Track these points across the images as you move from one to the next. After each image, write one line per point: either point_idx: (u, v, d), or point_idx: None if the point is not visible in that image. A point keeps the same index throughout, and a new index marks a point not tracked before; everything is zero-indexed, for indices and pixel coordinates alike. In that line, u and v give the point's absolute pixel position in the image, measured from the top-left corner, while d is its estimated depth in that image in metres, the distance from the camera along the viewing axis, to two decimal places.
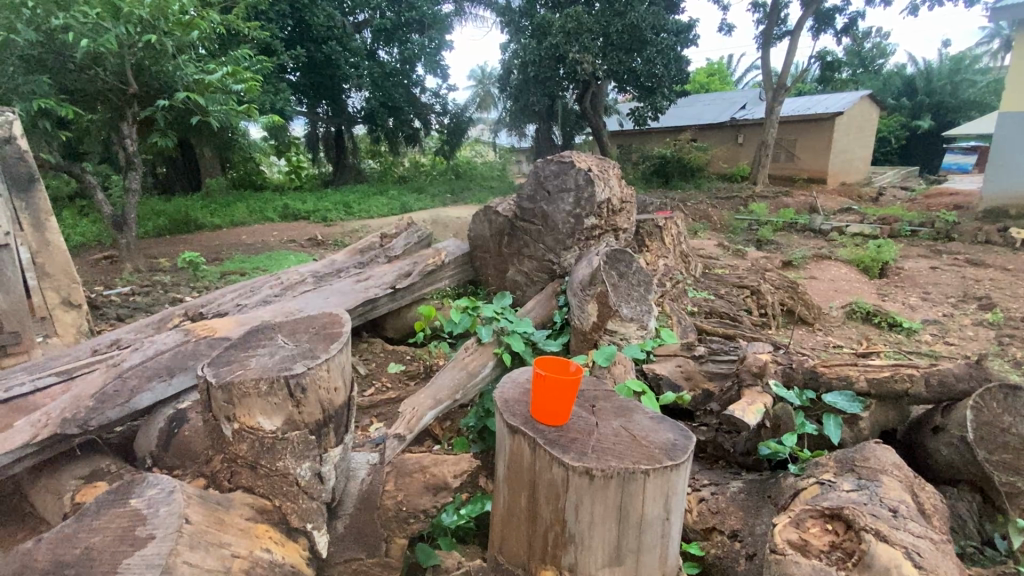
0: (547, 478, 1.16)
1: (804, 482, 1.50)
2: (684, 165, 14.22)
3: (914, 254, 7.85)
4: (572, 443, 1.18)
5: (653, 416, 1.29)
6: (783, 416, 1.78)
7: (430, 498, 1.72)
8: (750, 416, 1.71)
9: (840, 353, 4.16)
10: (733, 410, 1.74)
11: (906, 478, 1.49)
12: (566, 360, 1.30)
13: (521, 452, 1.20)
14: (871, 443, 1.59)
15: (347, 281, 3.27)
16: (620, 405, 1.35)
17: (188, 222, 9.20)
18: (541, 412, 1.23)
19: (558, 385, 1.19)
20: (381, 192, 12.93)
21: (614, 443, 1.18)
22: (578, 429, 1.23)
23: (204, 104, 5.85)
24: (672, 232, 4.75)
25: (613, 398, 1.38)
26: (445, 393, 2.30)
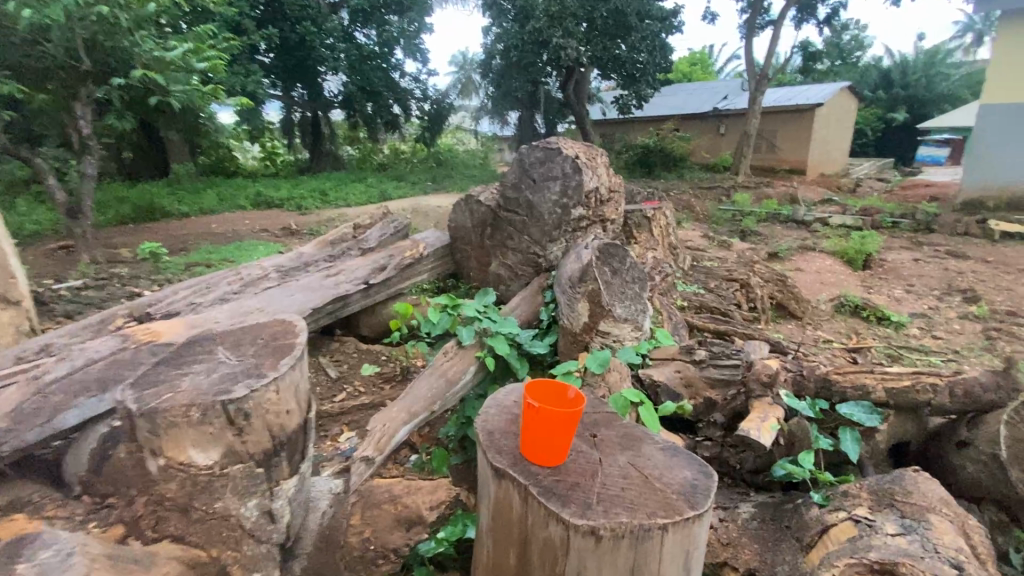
0: (543, 536, 1.01)
1: (839, 518, 1.40)
2: (667, 154, 14.11)
3: (896, 246, 7.87)
4: (572, 492, 1.03)
5: (663, 449, 1.16)
6: (799, 432, 1.62)
7: (402, 534, 1.63)
8: (769, 437, 1.48)
9: (831, 350, 4.06)
10: (748, 426, 1.51)
11: (955, 516, 1.37)
12: (564, 389, 1.15)
13: (511, 503, 1.06)
14: (911, 475, 1.46)
15: (315, 276, 2.99)
16: (625, 435, 1.21)
17: (152, 209, 8.72)
18: (534, 455, 1.08)
19: (557, 422, 1.02)
20: (359, 179, 12.50)
21: (622, 492, 1.03)
22: (579, 471, 1.09)
23: (163, 83, 5.47)
24: (660, 223, 4.57)
25: (615, 424, 1.24)
26: (422, 403, 2.07)
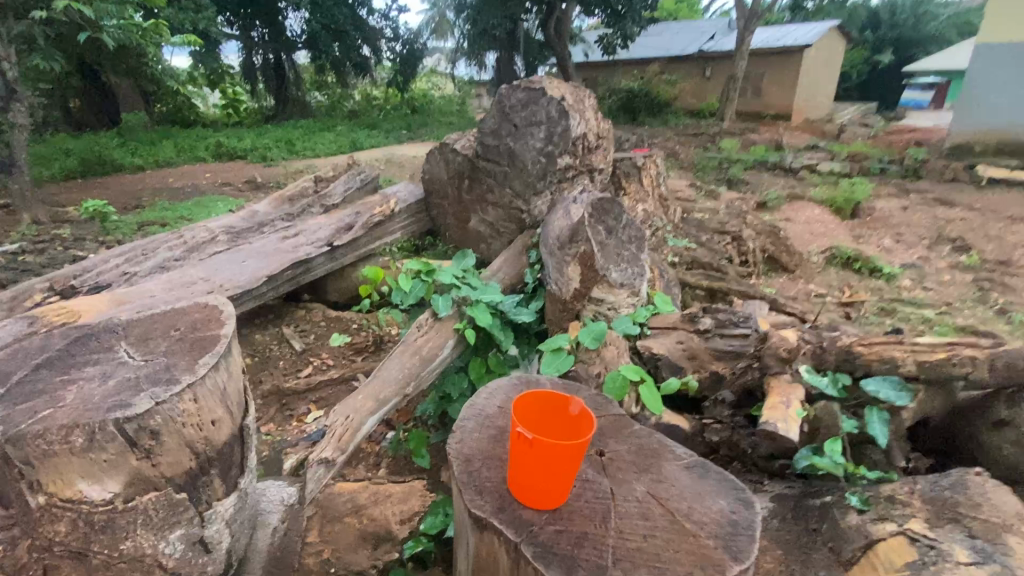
0: None
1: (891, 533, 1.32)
2: (652, 100, 13.56)
3: (884, 194, 7.73)
4: (586, 542, 1.02)
5: (690, 469, 1.17)
6: (827, 420, 1.48)
7: (368, 553, 1.54)
8: (796, 430, 1.37)
9: (825, 305, 3.92)
10: (771, 417, 1.41)
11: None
12: (565, 402, 1.11)
13: (494, 550, 1.06)
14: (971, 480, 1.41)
15: (272, 238, 2.65)
16: (643, 457, 1.20)
17: (102, 162, 8.01)
18: (538, 487, 1.04)
19: (555, 456, 0.97)
20: (328, 128, 11.75)
21: (653, 538, 1.02)
22: (585, 513, 1.07)
23: (92, 15, 4.83)
24: (651, 172, 4.26)
25: (629, 443, 1.23)
26: (393, 387, 1.83)
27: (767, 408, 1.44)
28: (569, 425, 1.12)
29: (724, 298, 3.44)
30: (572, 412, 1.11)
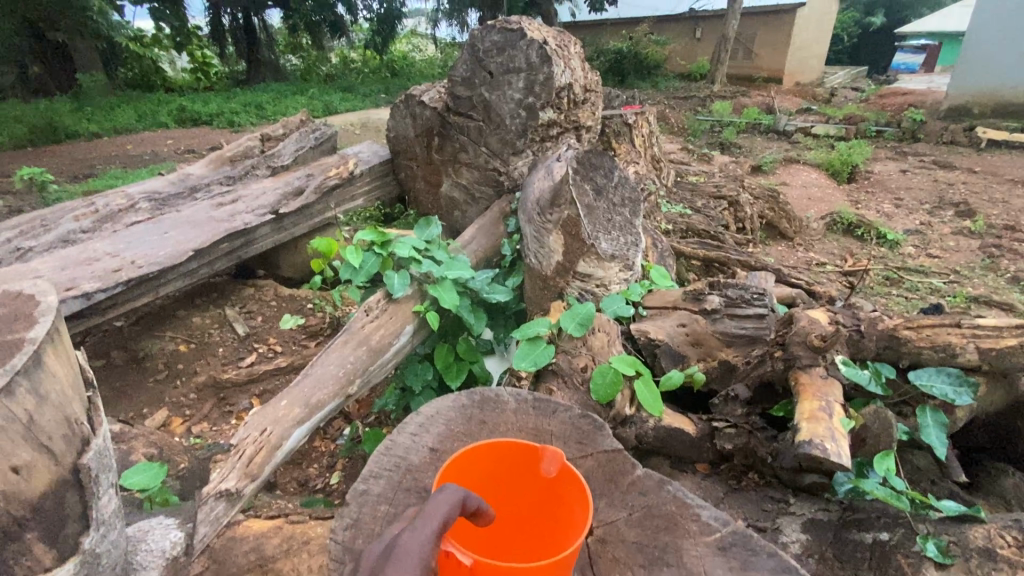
0: None
1: None
2: (641, 61, 13.02)
3: (882, 157, 7.44)
4: None
5: (726, 553, 0.86)
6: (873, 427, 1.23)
7: None
8: (850, 449, 1.10)
9: (826, 275, 3.65)
10: (814, 434, 1.13)
11: None
12: (539, 457, 0.85)
13: None
14: None
15: (203, 205, 2.27)
16: (658, 540, 0.90)
17: (53, 130, 7.38)
18: None
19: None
20: (300, 92, 11.04)
21: None
22: None
23: None
24: (642, 130, 3.90)
25: (640, 508, 0.93)
26: (330, 388, 1.52)
27: (803, 417, 1.18)
28: (545, 490, 0.86)
29: (722, 268, 3.15)
30: (547, 473, 0.84)
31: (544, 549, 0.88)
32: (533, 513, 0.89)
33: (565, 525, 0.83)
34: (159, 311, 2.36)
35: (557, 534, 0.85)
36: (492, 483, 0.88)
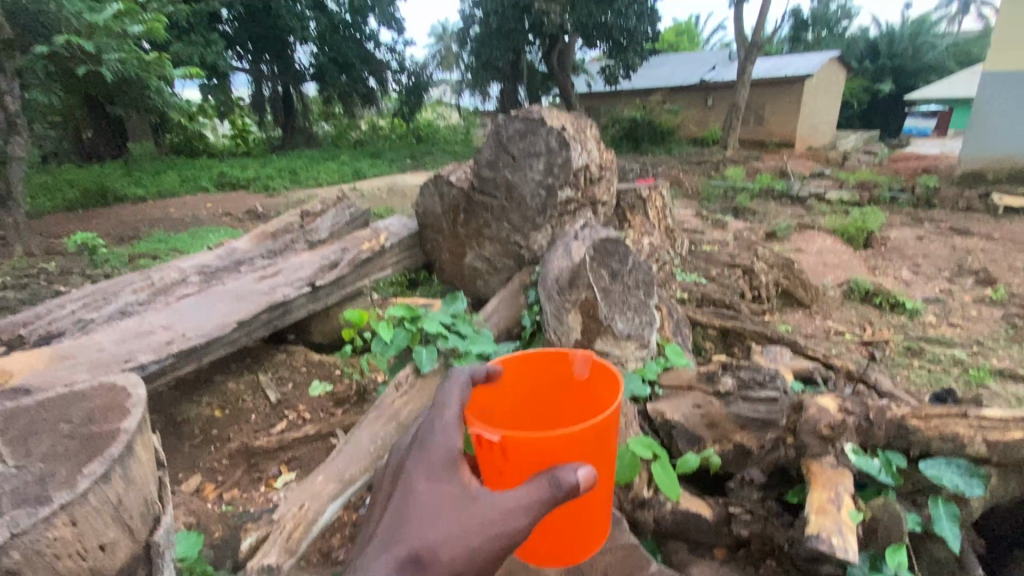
0: None
1: None
2: (655, 128, 13.60)
3: (897, 223, 7.53)
4: None
5: None
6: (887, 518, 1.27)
7: None
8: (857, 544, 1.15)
9: (845, 344, 3.65)
10: (822, 528, 1.19)
11: None
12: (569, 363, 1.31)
13: None
14: None
15: (247, 278, 2.45)
16: None
17: (103, 194, 7.93)
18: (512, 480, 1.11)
19: (545, 449, 1.06)
20: (332, 158, 11.73)
21: None
22: None
23: (91, 50, 5.10)
24: (656, 204, 4.06)
25: None
26: (362, 464, 1.60)
27: (813, 508, 1.24)
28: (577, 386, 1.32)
29: (738, 338, 3.13)
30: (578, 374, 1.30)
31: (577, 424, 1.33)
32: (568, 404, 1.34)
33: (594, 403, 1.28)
34: (197, 376, 2.47)
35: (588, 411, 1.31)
36: (539, 393, 1.34)
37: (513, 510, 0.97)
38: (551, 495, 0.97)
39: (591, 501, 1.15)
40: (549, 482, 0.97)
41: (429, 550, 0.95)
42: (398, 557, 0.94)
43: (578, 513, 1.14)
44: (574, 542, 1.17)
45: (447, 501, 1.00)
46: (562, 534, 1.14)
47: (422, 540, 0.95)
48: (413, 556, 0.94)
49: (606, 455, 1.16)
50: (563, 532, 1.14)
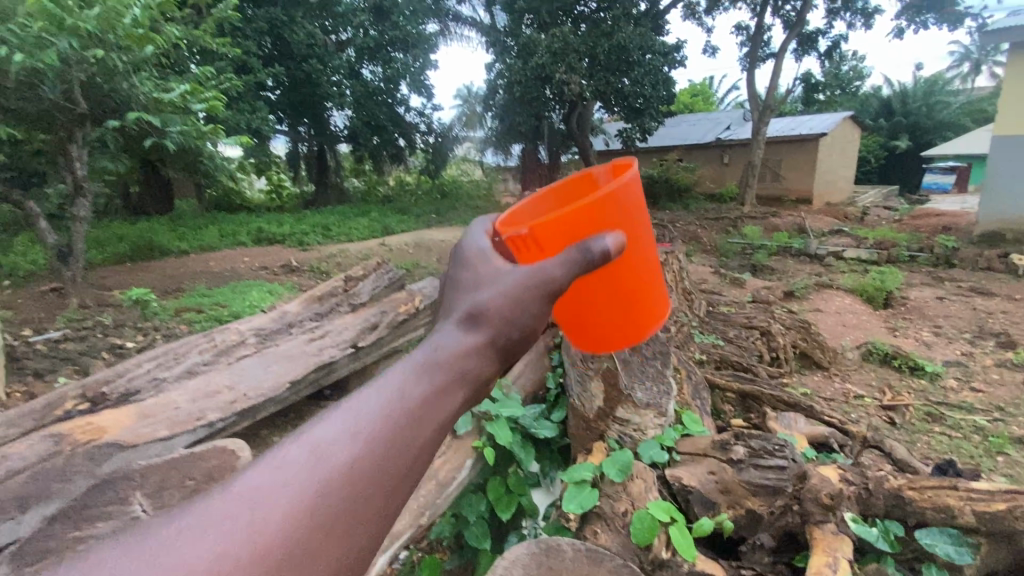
0: None
1: None
2: (672, 185, 14.01)
3: (916, 282, 7.57)
4: None
5: None
6: None
7: None
8: None
9: (865, 408, 3.69)
10: None
11: None
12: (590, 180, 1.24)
13: None
14: None
15: (297, 340, 2.70)
16: None
17: (151, 248, 8.49)
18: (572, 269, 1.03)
19: (581, 223, 0.99)
20: (362, 214, 12.36)
21: None
22: None
23: (159, 124, 5.44)
24: (674, 267, 4.15)
25: None
26: (405, 519, 1.77)
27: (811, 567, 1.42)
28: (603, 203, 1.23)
29: (757, 403, 3.11)
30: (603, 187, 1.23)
31: None
32: None
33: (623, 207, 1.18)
34: (247, 431, 2.69)
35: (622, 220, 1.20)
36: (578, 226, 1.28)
37: (555, 265, 0.84)
38: (586, 265, 0.87)
39: (629, 284, 1.13)
40: (580, 252, 0.86)
41: (479, 322, 0.78)
42: (442, 339, 0.75)
43: (617, 295, 1.13)
44: (628, 323, 1.17)
45: (490, 280, 0.84)
46: (607, 313, 1.15)
47: (467, 316, 0.78)
48: (460, 337, 0.76)
49: (635, 239, 1.09)
50: (610, 311, 1.14)
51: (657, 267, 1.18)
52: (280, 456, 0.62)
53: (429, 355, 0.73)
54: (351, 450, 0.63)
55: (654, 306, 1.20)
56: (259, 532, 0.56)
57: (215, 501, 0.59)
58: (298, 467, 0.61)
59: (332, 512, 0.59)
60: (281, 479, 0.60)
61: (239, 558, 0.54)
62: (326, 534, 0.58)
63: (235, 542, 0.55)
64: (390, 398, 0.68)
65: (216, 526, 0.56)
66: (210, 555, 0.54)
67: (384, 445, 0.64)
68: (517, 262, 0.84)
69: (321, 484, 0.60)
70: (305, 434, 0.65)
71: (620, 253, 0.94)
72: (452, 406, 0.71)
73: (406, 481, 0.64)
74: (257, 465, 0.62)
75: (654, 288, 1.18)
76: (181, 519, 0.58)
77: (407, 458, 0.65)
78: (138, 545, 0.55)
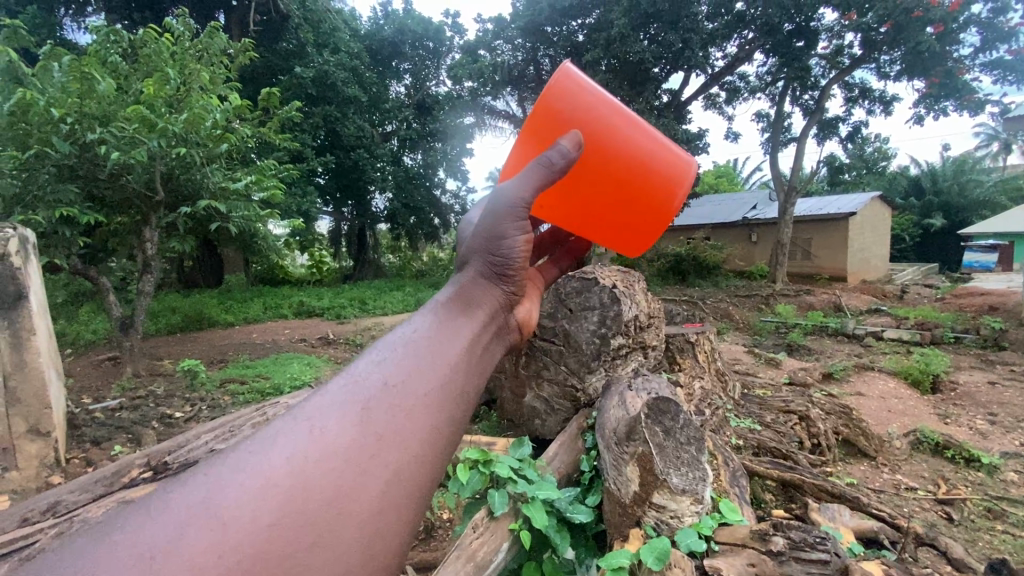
0: None
1: None
2: (700, 262, 14.12)
3: (964, 365, 7.27)
4: None
5: None
6: None
7: None
8: None
9: (918, 501, 3.49)
10: None
11: None
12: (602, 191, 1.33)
13: None
14: None
15: None
16: None
17: (200, 319, 8.97)
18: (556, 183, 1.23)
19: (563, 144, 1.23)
20: (398, 288, 12.86)
21: None
22: None
23: (225, 210, 5.93)
24: (706, 347, 4.03)
25: None
26: None
27: None
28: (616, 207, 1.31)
29: (799, 492, 3.02)
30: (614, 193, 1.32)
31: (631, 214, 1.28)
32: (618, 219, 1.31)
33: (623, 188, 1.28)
34: None
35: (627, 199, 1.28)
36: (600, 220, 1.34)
37: (510, 234, 0.97)
38: (546, 170, 1.02)
39: (620, 177, 1.26)
40: (538, 164, 1.02)
41: (452, 303, 0.88)
42: (422, 321, 0.83)
43: (613, 193, 1.28)
44: (641, 216, 1.31)
45: (457, 275, 0.97)
46: (616, 215, 1.32)
47: (441, 301, 0.88)
48: (436, 316, 0.84)
49: (604, 126, 1.21)
50: (617, 214, 1.32)
51: (649, 144, 1.25)
52: (280, 430, 0.65)
53: (411, 334, 0.80)
54: (350, 417, 0.66)
55: (662, 183, 1.26)
56: (272, 488, 0.58)
57: (218, 470, 0.60)
58: (299, 433, 0.64)
59: (342, 472, 0.61)
60: (284, 443, 0.62)
61: (255, 513, 0.56)
62: (339, 492, 0.60)
63: (250, 503, 0.57)
64: (381, 375, 0.72)
65: (228, 486, 0.58)
66: (229, 507, 0.56)
67: (382, 411, 0.68)
68: (474, 246, 0.98)
69: (325, 444, 0.63)
70: (297, 410, 0.67)
71: (574, 144, 1.09)
72: (445, 374, 0.76)
73: (412, 442, 0.67)
74: (254, 439, 0.64)
75: (653, 164, 1.25)
76: (187, 486, 0.59)
77: (408, 422, 0.69)
78: (147, 515, 0.56)
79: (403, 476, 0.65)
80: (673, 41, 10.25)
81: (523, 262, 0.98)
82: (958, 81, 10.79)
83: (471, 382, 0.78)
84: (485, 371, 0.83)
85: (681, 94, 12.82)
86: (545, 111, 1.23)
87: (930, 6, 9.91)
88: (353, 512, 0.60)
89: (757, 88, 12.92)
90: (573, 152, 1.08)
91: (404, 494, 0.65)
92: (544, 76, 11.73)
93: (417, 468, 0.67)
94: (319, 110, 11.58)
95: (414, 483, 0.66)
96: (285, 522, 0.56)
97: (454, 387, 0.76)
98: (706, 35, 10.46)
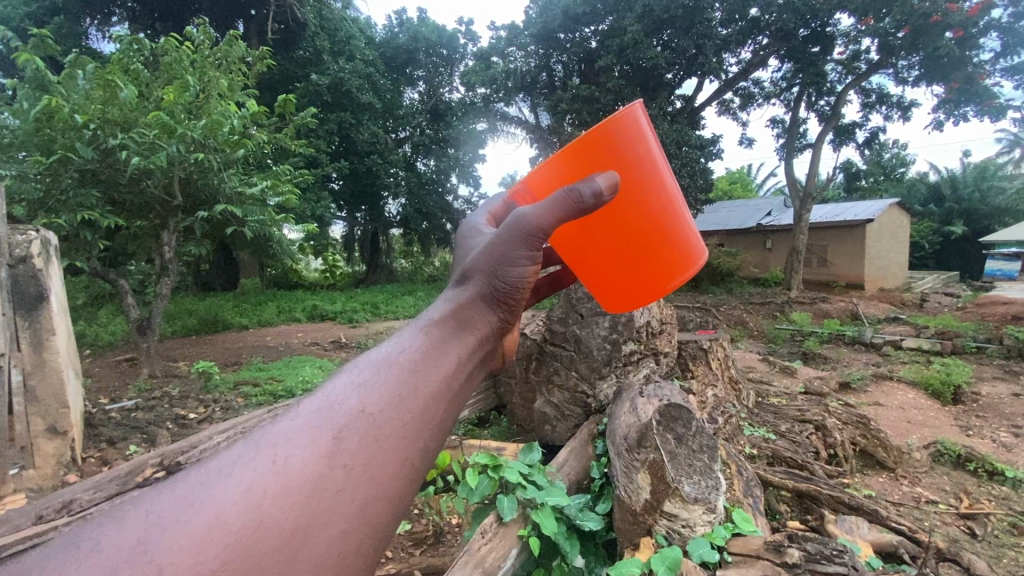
0: None
1: None
2: (714, 269, 13.95)
3: (987, 376, 7.09)
4: None
5: None
6: None
7: None
8: None
9: (940, 516, 3.38)
10: None
11: None
12: (618, 238, 1.20)
13: None
14: None
15: None
16: None
17: (216, 323, 9.08)
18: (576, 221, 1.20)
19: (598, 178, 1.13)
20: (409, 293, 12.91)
21: None
22: None
23: (241, 215, 6.05)
24: (719, 354, 3.97)
25: None
26: None
27: None
28: (637, 258, 1.21)
29: (816, 504, 2.94)
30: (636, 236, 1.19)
31: (642, 273, 1.21)
32: (628, 270, 1.23)
33: (643, 241, 1.19)
34: None
35: (640, 256, 1.20)
36: (611, 262, 1.23)
37: (516, 260, 0.92)
38: (575, 203, 0.94)
39: (637, 227, 1.18)
40: (567, 193, 0.94)
41: (444, 325, 0.85)
42: (410, 340, 0.80)
43: (623, 240, 1.20)
44: (643, 275, 1.22)
45: (453, 291, 0.93)
46: (618, 264, 1.23)
47: (433, 320, 0.85)
48: (427, 335, 0.82)
49: (644, 174, 1.13)
50: (620, 264, 1.23)
51: (675, 206, 1.18)
52: (241, 458, 0.61)
53: (396, 355, 0.77)
54: (319, 447, 0.63)
55: (673, 251, 1.20)
56: (223, 526, 0.55)
57: (165, 502, 0.57)
58: (259, 465, 0.60)
59: (301, 509, 0.59)
60: (241, 476, 0.59)
61: (199, 553, 0.53)
62: (297, 530, 0.57)
63: (195, 544, 0.54)
64: (356, 400, 0.69)
65: (174, 524, 0.55)
66: (172, 549, 0.53)
67: (352, 443, 0.65)
68: (477, 265, 0.93)
69: (287, 476, 0.60)
70: (261, 436, 0.64)
71: (610, 183, 1.01)
72: (424, 404, 0.73)
73: (381, 479, 0.65)
74: (212, 468, 0.61)
75: (671, 225, 1.19)
76: (125, 521, 0.55)
77: (380, 453, 0.66)
78: (82, 552, 0.53)
79: (370, 512, 0.63)
80: (686, 47, 10.25)
81: (524, 291, 0.93)
82: (980, 86, 10.56)
83: (450, 411, 0.76)
84: (467, 396, 0.81)
85: (695, 100, 12.74)
86: (598, 135, 1.10)
87: (949, 10, 9.78)
88: (309, 551, 0.58)
89: (771, 94, 12.78)
90: (607, 193, 1.00)
91: (368, 534, 0.62)
92: (557, 82, 11.77)
93: (384, 504, 0.65)
94: (333, 117, 11.77)
95: (377, 521, 0.64)
96: (232, 565, 0.54)
97: (433, 417, 0.74)
98: (720, 41, 10.34)
